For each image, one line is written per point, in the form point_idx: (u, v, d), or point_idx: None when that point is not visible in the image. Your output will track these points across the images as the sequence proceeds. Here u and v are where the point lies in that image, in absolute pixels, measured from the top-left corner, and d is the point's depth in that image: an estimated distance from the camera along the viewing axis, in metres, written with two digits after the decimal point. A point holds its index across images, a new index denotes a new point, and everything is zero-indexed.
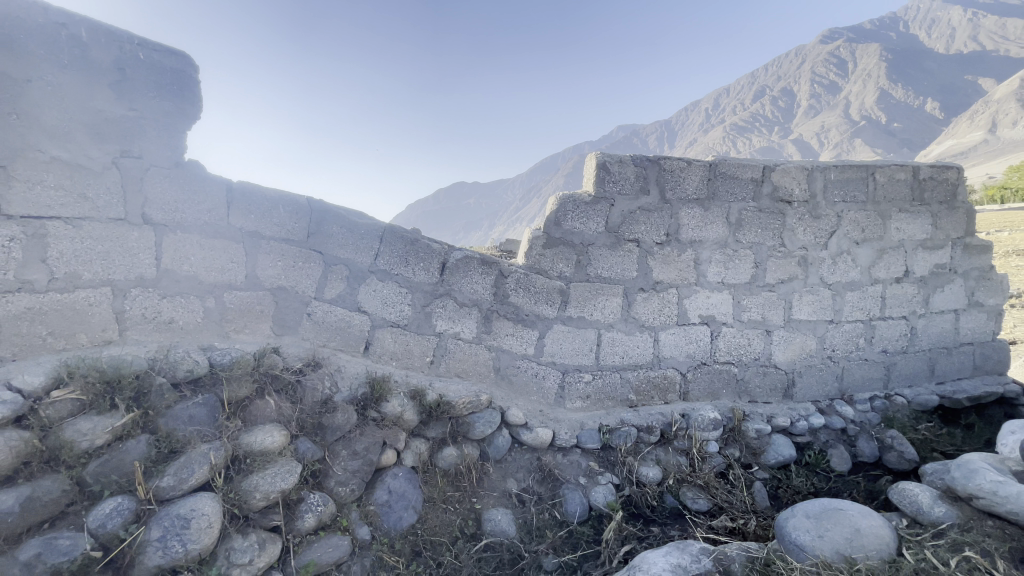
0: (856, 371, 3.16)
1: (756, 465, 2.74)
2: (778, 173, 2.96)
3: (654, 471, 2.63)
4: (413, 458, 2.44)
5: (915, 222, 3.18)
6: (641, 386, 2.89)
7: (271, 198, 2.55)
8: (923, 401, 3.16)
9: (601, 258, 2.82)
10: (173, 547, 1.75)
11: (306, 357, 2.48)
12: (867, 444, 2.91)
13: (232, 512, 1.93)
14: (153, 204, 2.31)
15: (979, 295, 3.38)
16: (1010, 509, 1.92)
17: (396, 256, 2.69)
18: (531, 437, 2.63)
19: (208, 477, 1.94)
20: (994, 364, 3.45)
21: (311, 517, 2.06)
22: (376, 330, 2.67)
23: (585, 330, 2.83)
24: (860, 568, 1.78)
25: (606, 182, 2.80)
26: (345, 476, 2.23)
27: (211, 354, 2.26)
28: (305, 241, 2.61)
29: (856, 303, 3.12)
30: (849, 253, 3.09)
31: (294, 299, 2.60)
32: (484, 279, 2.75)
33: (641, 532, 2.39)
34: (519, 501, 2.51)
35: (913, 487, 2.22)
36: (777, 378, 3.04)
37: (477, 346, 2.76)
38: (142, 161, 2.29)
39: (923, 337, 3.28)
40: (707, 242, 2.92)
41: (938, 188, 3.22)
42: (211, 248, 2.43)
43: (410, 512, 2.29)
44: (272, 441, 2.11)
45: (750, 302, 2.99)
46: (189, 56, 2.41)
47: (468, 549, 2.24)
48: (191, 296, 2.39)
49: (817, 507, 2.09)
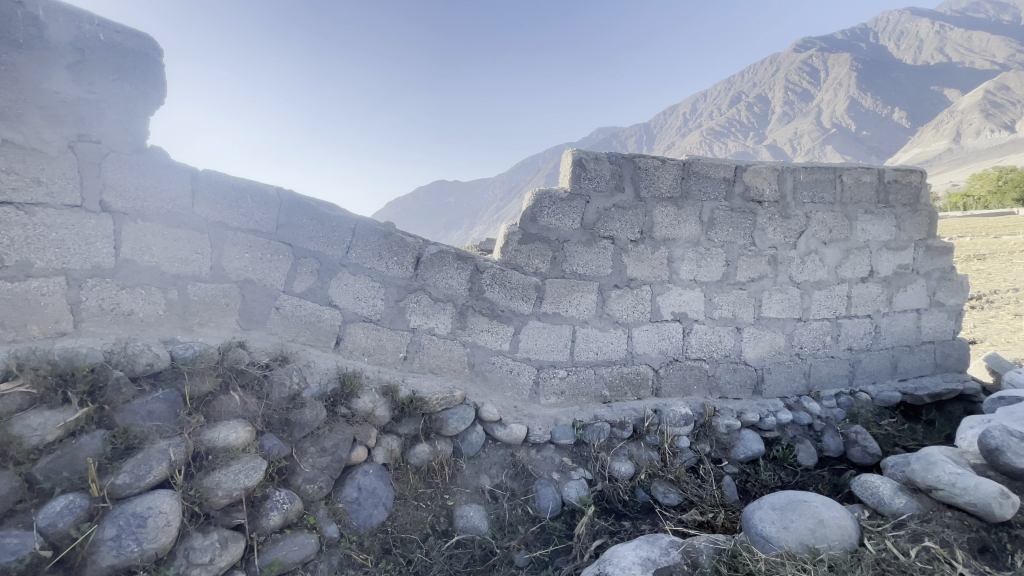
0: (823, 368, 3.24)
1: (725, 459, 2.79)
2: (750, 173, 3.01)
3: (627, 466, 2.64)
4: (385, 455, 2.40)
5: (879, 223, 3.28)
6: (615, 381, 2.91)
7: (238, 187, 2.47)
8: (887, 397, 3.25)
9: (577, 255, 2.83)
10: (127, 547, 1.68)
11: (274, 352, 2.42)
12: (832, 439, 2.98)
13: (192, 510, 1.86)
14: (113, 190, 2.22)
15: (940, 296, 3.50)
16: (968, 500, 1.99)
17: (368, 250, 2.64)
18: (505, 433, 2.61)
19: (168, 474, 1.87)
20: (954, 362, 3.58)
21: (276, 515, 2.01)
22: (347, 324, 2.62)
23: (560, 326, 2.83)
24: (824, 559, 1.82)
25: (582, 178, 2.81)
26: (313, 473, 2.18)
27: (173, 349, 2.18)
28: (273, 233, 2.54)
29: (823, 302, 3.20)
30: (817, 253, 3.17)
31: (262, 293, 2.53)
32: (459, 274, 2.73)
33: (612, 526, 2.39)
34: (492, 497, 2.49)
35: (875, 479, 2.25)
36: (747, 374, 3.10)
37: (451, 342, 2.74)
38: (101, 146, 2.21)
39: (886, 336, 3.38)
40: (681, 240, 2.95)
41: (902, 190, 3.32)
42: (174, 238, 2.34)
43: (380, 509, 2.25)
44: (236, 437, 2.04)
45: (722, 300, 3.03)
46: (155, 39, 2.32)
47: (440, 546, 2.21)
48: (152, 286, 2.31)
49: (783, 499, 2.13)
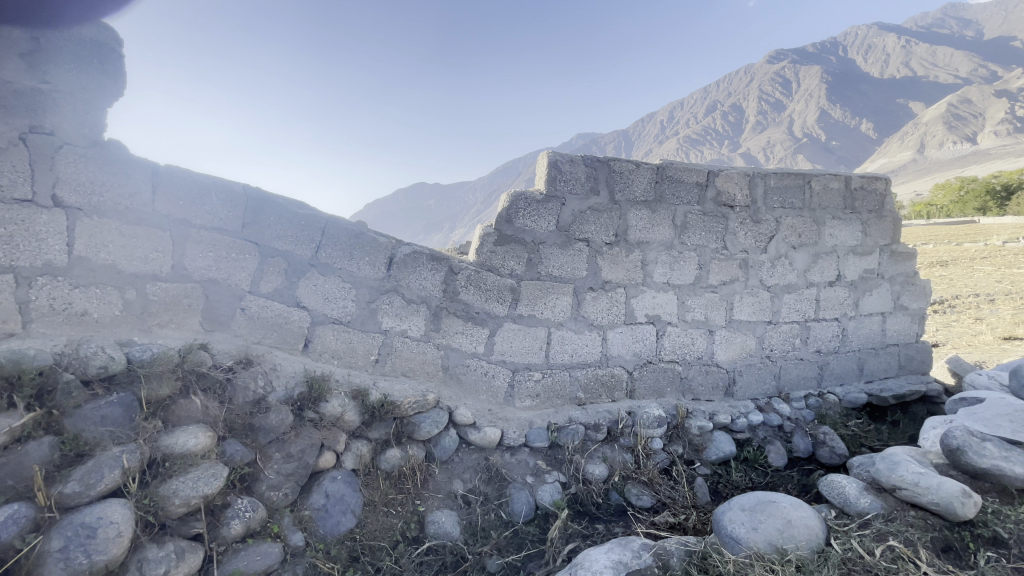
0: (792, 371, 3.29)
1: (698, 461, 2.80)
2: (722, 178, 3.05)
3: (601, 469, 2.63)
4: (354, 460, 2.33)
5: (846, 228, 3.36)
6: (589, 384, 2.90)
7: (202, 184, 2.39)
8: (854, 399, 3.32)
9: (552, 257, 2.82)
10: (76, 559, 1.60)
11: (237, 354, 2.34)
12: (802, 440, 3.03)
13: (146, 519, 1.77)
14: (66, 185, 2.12)
15: (903, 300, 3.60)
16: (930, 499, 2.03)
17: (339, 250, 2.58)
18: (479, 437, 2.57)
19: (121, 482, 1.78)
20: (918, 364, 3.68)
21: (237, 524, 1.93)
22: (316, 326, 2.56)
23: (535, 329, 2.81)
24: (791, 560, 1.83)
25: (558, 180, 2.80)
26: (278, 480, 2.11)
27: (130, 350, 2.09)
28: (238, 231, 2.46)
29: (793, 305, 3.26)
30: (786, 258, 3.23)
31: (226, 293, 2.45)
32: (433, 275, 2.69)
33: (586, 530, 2.38)
34: (464, 502, 2.44)
35: (841, 479, 2.29)
36: (719, 376, 3.13)
37: (424, 345, 2.69)
38: (54, 138, 2.11)
39: (853, 339, 3.46)
40: (655, 243, 2.97)
41: (868, 197, 3.41)
42: (132, 235, 2.25)
43: (348, 516, 2.19)
44: (196, 443, 1.96)
45: (694, 302, 3.06)
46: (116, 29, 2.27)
47: (410, 553, 2.15)
48: (108, 286, 2.21)
49: (752, 500, 2.14)
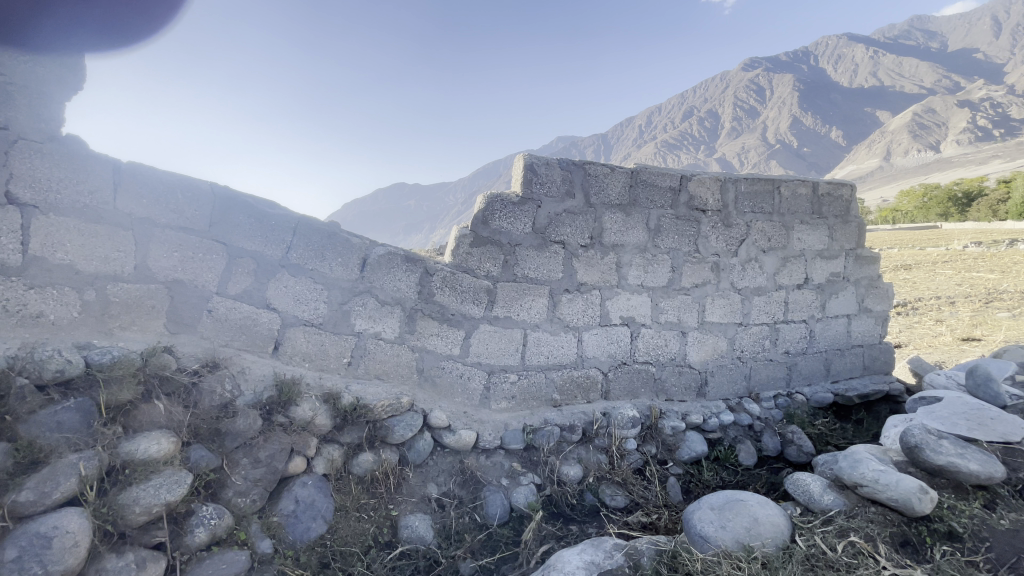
0: (762, 371, 3.37)
1: (670, 461, 2.84)
2: (694, 182, 3.11)
3: (575, 470, 2.65)
4: (325, 465, 2.30)
5: (814, 233, 3.46)
6: (565, 385, 2.92)
7: (167, 182, 2.32)
8: (821, 398, 3.42)
9: (528, 259, 2.82)
10: (30, 571, 1.53)
11: (204, 357, 2.29)
12: (771, 439, 3.10)
13: (104, 529, 1.71)
14: (21, 181, 2.04)
15: (868, 302, 3.72)
16: (890, 495, 2.10)
17: (311, 250, 2.54)
18: (454, 439, 2.55)
19: (77, 490, 1.71)
20: (881, 364, 3.80)
21: (202, 531, 1.87)
22: (287, 328, 2.51)
23: (511, 331, 2.81)
24: (757, 557, 1.87)
25: (534, 183, 2.81)
26: (245, 486, 2.06)
27: (88, 354, 2.02)
28: (206, 231, 2.40)
29: (763, 308, 3.34)
30: (756, 261, 3.30)
31: (193, 294, 2.38)
32: (408, 277, 2.67)
33: (560, 531, 2.39)
34: (438, 505, 2.42)
35: (806, 477, 2.35)
36: (692, 377, 3.18)
37: (398, 347, 2.67)
38: (8, 132, 2.02)
39: (820, 340, 3.55)
40: (629, 246, 3.00)
41: (834, 203, 3.52)
42: (92, 234, 2.17)
43: (318, 522, 2.15)
44: (159, 449, 1.90)
45: (668, 304, 3.11)
46: (97, 27, 2.28)
47: (382, 558, 2.12)
48: (66, 287, 2.13)
49: (721, 499, 2.19)
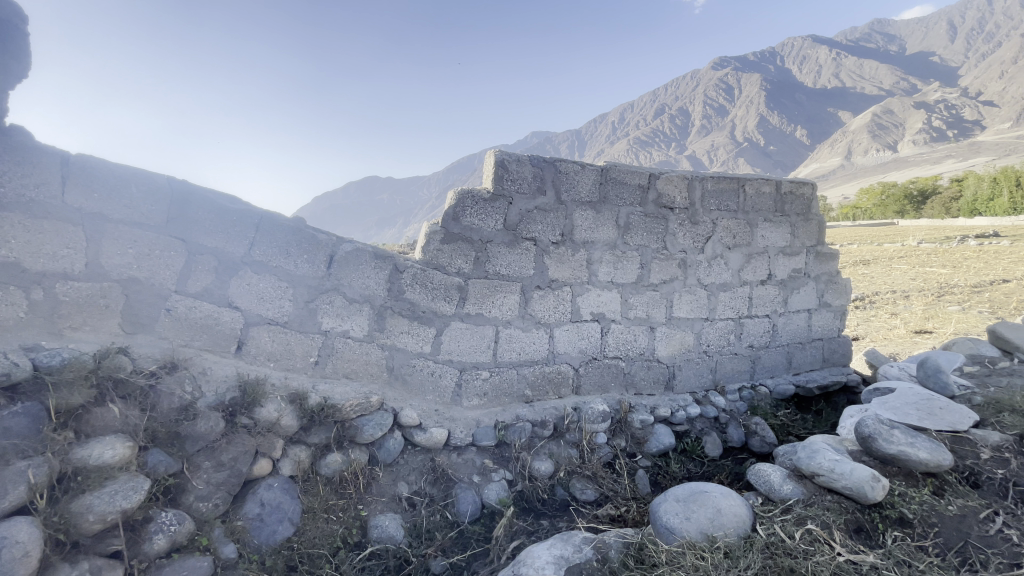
0: (727, 365, 3.46)
1: (639, 453, 2.90)
2: (663, 180, 3.15)
3: (547, 464, 2.67)
4: (292, 467, 2.25)
5: (776, 230, 3.56)
6: (536, 381, 2.93)
7: (120, 176, 2.23)
8: (783, 390, 3.54)
9: (499, 256, 2.82)
10: None
11: (162, 358, 2.21)
12: (735, 430, 3.19)
13: (55, 538, 1.63)
14: None
15: (827, 297, 3.85)
16: (844, 484, 2.19)
17: (275, 247, 2.48)
18: (425, 438, 2.53)
19: (26, 499, 1.63)
20: (840, 356, 3.95)
21: (161, 539, 1.81)
22: (251, 327, 2.44)
23: (482, 327, 2.80)
24: (720, 547, 1.93)
25: (505, 179, 2.80)
26: (207, 490, 2.01)
27: (36, 356, 1.93)
28: (163, 227, 2.31)
29: (728, 303, 3.43)
30: (722, 257, 3.38)
31: (150, 292, 2.29)
32: (377, 274, 2.63)
33: (531, 526, 2.41)
34: (409, 504, 2.40)
35: (767, 468, 2.43)
36: (660, 371, 3.24)
37: (367, 345, 2.63)
38: None
39: (783, 334, 3.67)
40: (599, 243, 3.03)
41: (796, 201, 3.63)
42: (39, 230, 2.07)
43: (285, 525, 2.11)
44: (113, 454, 1.82)
45: (637, 300, 3.15)
46: None
47: (351, 560, 2.10)
48: (11, 285, 2.03)
49: (686, 491, 2.24)
